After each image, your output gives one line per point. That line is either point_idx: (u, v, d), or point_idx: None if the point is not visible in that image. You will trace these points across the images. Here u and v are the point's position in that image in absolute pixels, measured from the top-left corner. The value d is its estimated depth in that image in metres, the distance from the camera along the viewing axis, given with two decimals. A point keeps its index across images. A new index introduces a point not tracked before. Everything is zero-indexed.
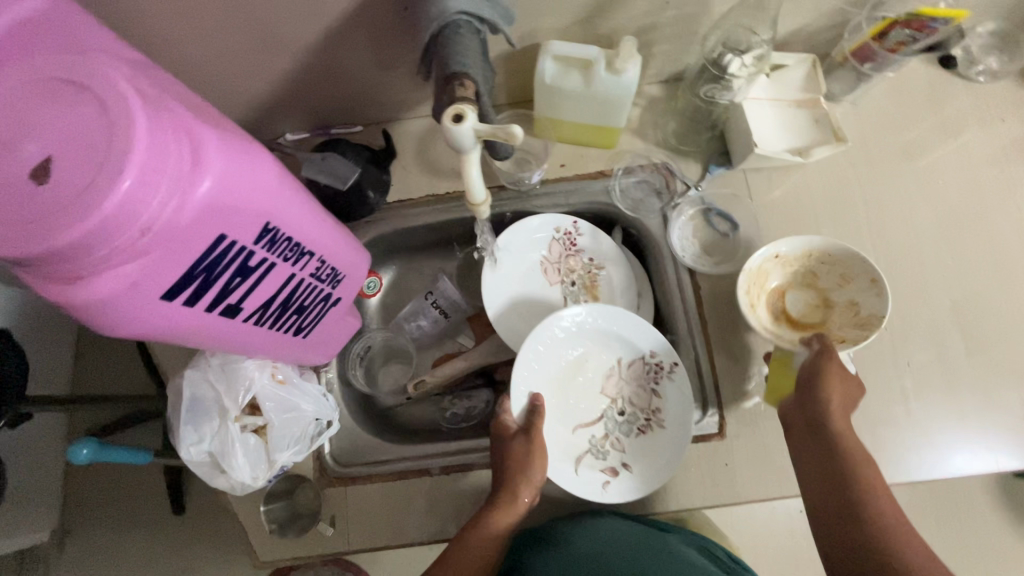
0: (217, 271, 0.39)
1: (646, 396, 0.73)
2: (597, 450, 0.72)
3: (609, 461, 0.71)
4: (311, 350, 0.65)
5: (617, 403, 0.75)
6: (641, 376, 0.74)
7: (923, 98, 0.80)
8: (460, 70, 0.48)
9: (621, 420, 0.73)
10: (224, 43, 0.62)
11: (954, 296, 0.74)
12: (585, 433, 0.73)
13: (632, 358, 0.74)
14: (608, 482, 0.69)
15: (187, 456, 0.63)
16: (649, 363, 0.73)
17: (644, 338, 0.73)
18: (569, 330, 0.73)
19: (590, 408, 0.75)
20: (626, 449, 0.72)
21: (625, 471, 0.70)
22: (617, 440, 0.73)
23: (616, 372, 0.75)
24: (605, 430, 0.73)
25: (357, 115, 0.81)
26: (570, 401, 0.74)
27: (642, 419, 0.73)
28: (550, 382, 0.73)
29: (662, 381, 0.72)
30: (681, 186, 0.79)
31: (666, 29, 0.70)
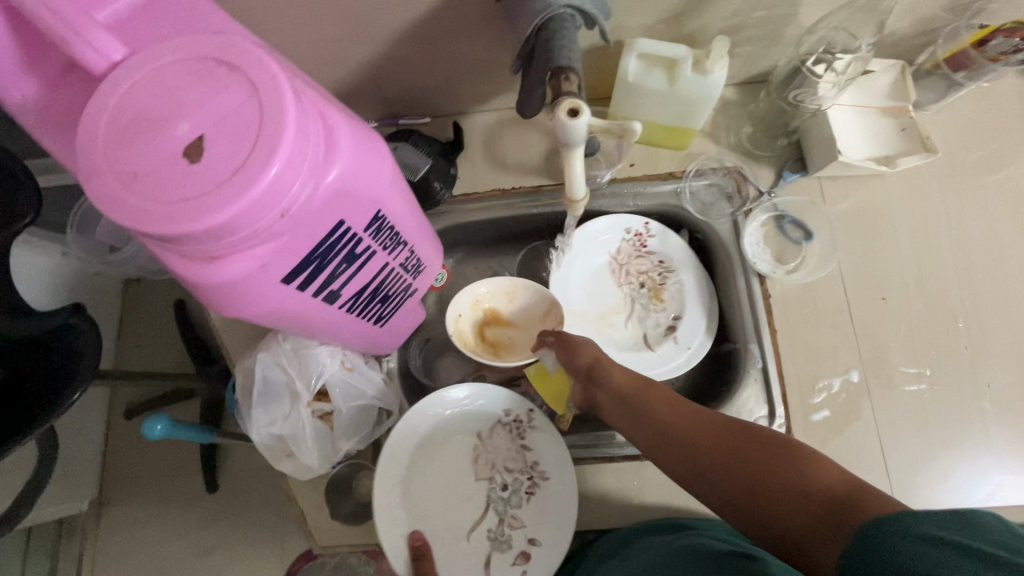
0: (330, 257, 0.39)
1: (519, 456, 0.70)
2: (498, 543, 0.67)
3: (516, 548, 0.66)
4: (383, 340, 0.66)
5: (496, 479, 0.70)
6: (507, 439, 0.71)
7: (1011, 110, 0.77)
8: (565, 64, 0.48)
9: (507, 494, 0.69)
10: (312, 29, 0.62)
11: None
12: (481, 534, 0.67)
13: (490, 426, 0.71)
14: (524, 572, 0.64)
15: (257, 437, 0.64)
16: (508, 424, 0.71)
17: (483, 397, 0.71)
18: (415, 424, 0.69)
19: (472, 506, 0.69)
20: (525, 523, 0.67)
21: (535, 547, 0.65)
22: (512, 518, 0.68)
23: (481, 450, 0.71)
24: (497, 518, 0.68)
25: (427, 106, 0.81)
26: (454, 505, 0.69)
27: (527, 482, 0.69)
28: (420, 487, 0.68)
29: (528, 432, 0.70)
30: (754, 192, 0.77)
31: (752, 31, 0.68)
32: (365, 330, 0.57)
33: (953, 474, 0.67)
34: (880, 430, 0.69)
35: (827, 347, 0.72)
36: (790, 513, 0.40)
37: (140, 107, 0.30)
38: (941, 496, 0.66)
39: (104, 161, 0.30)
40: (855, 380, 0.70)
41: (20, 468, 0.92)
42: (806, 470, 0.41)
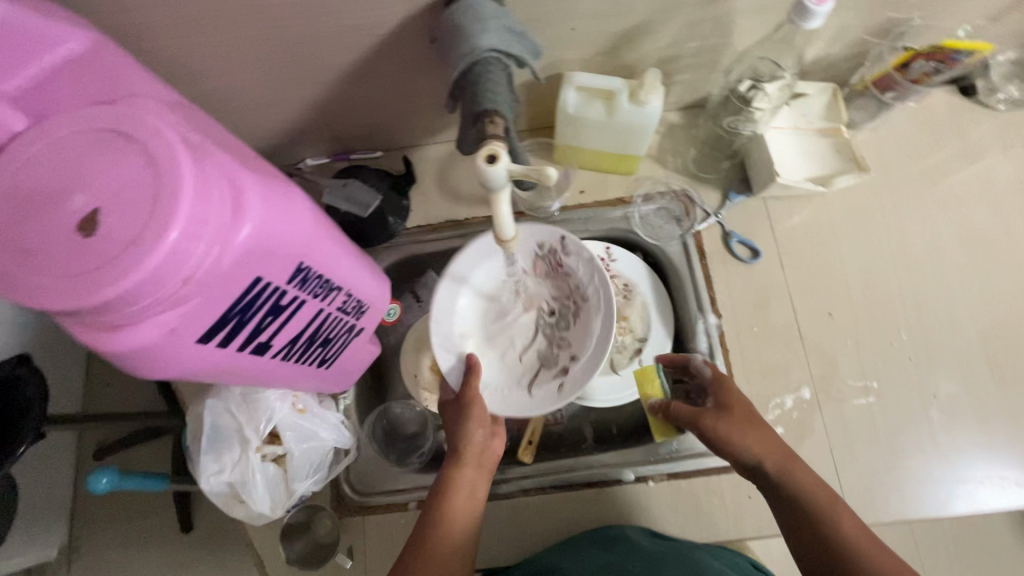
0: (251, 312, 0.39)
1: (561, 282, 0.68)
2: (545, 361, 0.67)
3: (560, 364, 0.66)
4: (333, 380, 0.65)
5: (542, 307, 0.69)
6: (544, 266, 0.68)
7: (943, 124, 0.80)
8: (490, 108, 0.49)
9: (550, 319, 0.69)
10: (252, 73, 0.63)
11: (981, 325, 0.73)
12: (531, 355, 0.68)
13: (531, 261, 0.68)
14: (562, 385, 0.64)
15: (207, 486, 0.62)
16: (545, 254, 0.67)
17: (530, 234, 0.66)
18: (470, 260, 0.69)
19: (521, 330, 0.69)
20: (570, 343, 0.67)
21: (574, 366, 0.65)
22: (558, 339, 0.68)
23: (526, 281, 0.69)
24: (546, 339, 0.68)
25: (378, 141, 0.81)
26: (505, 338, 0.69)
27: (568, 305, 0.68)
28: (473, 324, 0.70)
29: (565, 259, 0.66)
30: (701, 214, 0.79)
31: (688, 60, 0.70)
32: (309, 373, 0.56)
33: (905, 486, 0.68)
34: (833, 445, 0.70)
35: (779, 363, 0.73)
36: None
37: (35, 181, 0.30)
38: (895, 506, 0.68)
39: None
40: (807, 396, 0.72)
41: None
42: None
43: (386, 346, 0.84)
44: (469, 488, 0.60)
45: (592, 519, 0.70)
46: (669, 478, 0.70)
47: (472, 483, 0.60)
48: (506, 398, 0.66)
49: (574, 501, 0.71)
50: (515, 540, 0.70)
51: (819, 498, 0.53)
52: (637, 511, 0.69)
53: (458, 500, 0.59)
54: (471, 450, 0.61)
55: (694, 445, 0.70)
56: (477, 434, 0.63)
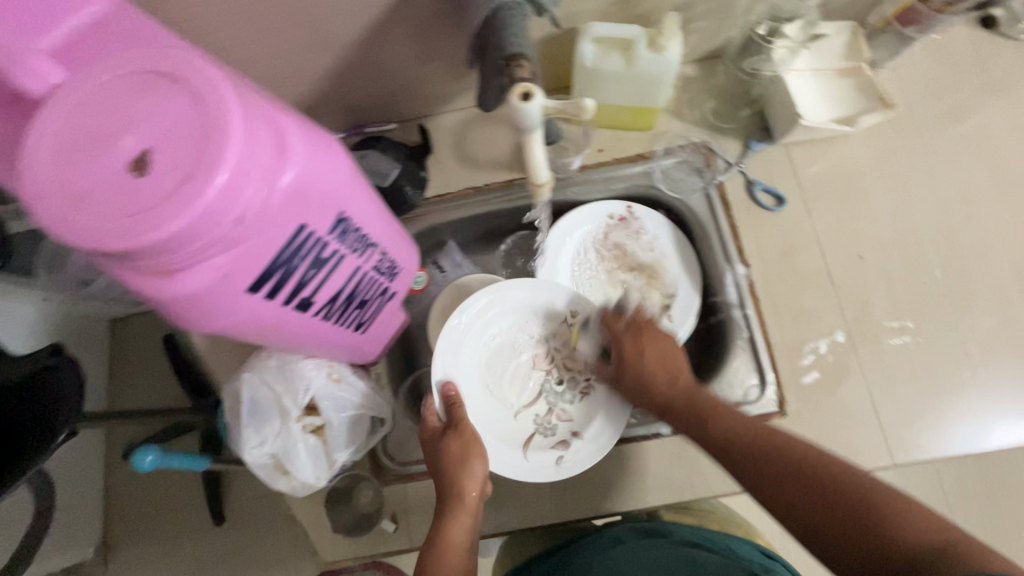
0: (295, 262, 0.39)
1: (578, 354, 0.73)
2: (544, 428, 0.70)
3: (558, 436, 0.69)
4: (365, 347, 0.65)
5: (552, 371, 0.73)
6: (556, 334, 0.73)
7: (966, 60, 0.78)
8: (516, 51, 0.48)
9: (559, 392, 0.72)
10: (267, 45, 0.62)
11: (1016, 259, 0.72)
12: (528, 416, 0.71)
13: (550, 317, 0.73)
14: (561, 457, 0.67)
15: (250, 458, 0.63)
16: (569, 323, 0.72)
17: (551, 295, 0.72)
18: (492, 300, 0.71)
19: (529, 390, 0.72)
20: (571, 419, 0.70)
21: (576, 442, 0.68)
22: (560, 413, 0.71)
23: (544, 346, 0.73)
24: (546, 406, 0.71)
25: (392, 113, 0.81)
26: (510, 393, 0.72)
27: (581, 382, 0.72)
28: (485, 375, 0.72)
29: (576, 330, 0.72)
30: (723, 165, 0.78)
31: (705, 5, 0.69)
32: (346, 337, 0.57)
33: (948, 423, 0.68)
34: (870, 386, 0.69)
35: (810, 309, 0.72)
36: (854, 546, 0.47)
37: (83, 126, 0.30)
38: (937, 443, 0.67)
39: (51, 182, 0.29)
40: (841, 340, 0.71)
41: (17, 521, 0.89)
42: (898, 522, 0.45)
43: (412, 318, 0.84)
44: (464, 540, 0.59)
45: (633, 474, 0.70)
46: None
47: (465, 536, 0.59)
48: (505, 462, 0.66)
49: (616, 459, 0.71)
50: (556, 499, 0.70)
51: (782, 444, 0.55)
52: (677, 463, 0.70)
53: (458, 524, 0.60)
54: (466, 498, 0.60)
55: (731, 394, 0.71)
56: (471, 487, 0.61)
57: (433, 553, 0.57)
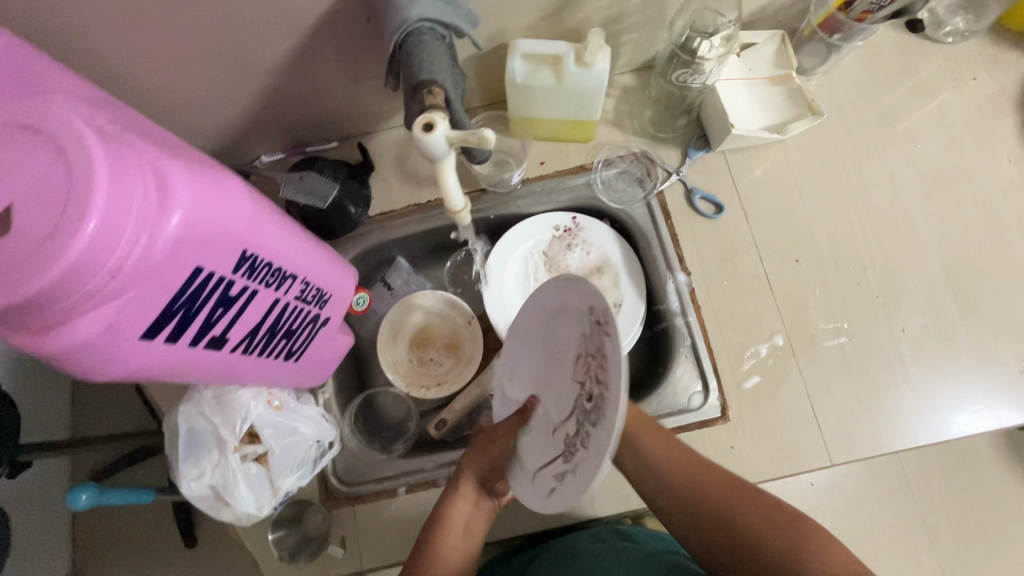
0: (197, 303, 0.39)
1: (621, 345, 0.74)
2: (563, 452, 0.41)
3: (568, 466, 0.40)
4: (304, 373, 0.65)
5: (587, 387, 0.40)
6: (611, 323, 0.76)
7: (893, 63, 0.81)
8: (427, 78, 0.48)
9: None
10: (190, 70, 0.61)
11: (945, 257, 0.74)
12: (558, 440, 0.44)
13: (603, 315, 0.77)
14: (552, 488, 0.41)
15: (188, 492, 0.62)
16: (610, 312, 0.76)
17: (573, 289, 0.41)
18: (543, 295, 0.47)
19: (562, 407, 0.44)
20: None
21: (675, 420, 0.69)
22: None
23: None
24: (575, 428, 0.41)
25: (332, 131, 0.80)
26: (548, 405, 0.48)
27: None
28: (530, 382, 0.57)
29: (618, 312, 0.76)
30: (662, 174, 0.78)
31: (634, 18, 0.69)
32: (278, 367, 0.56)
33: (884, 421, 0.69)
34: (809, 387, 0.71)
35: (750, 314, 0.74)
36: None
37: None
38: (874, 441, 0.69)
39: None
40: (780, 343, 0.72)
41: None
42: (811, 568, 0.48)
43: (362, 337, 0.83)
44: (464, 521, 0.58)
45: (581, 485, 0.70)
46: None
47: (465, 518, 0.58)
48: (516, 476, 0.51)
49: None
50: (506, 516, 0.70)
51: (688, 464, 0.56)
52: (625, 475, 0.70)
53: (460, 509, 0.58)
54: (465, 481, 0.59)
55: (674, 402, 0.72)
56: (473, 470, 0.58)
57: (434, 540, 0.56)
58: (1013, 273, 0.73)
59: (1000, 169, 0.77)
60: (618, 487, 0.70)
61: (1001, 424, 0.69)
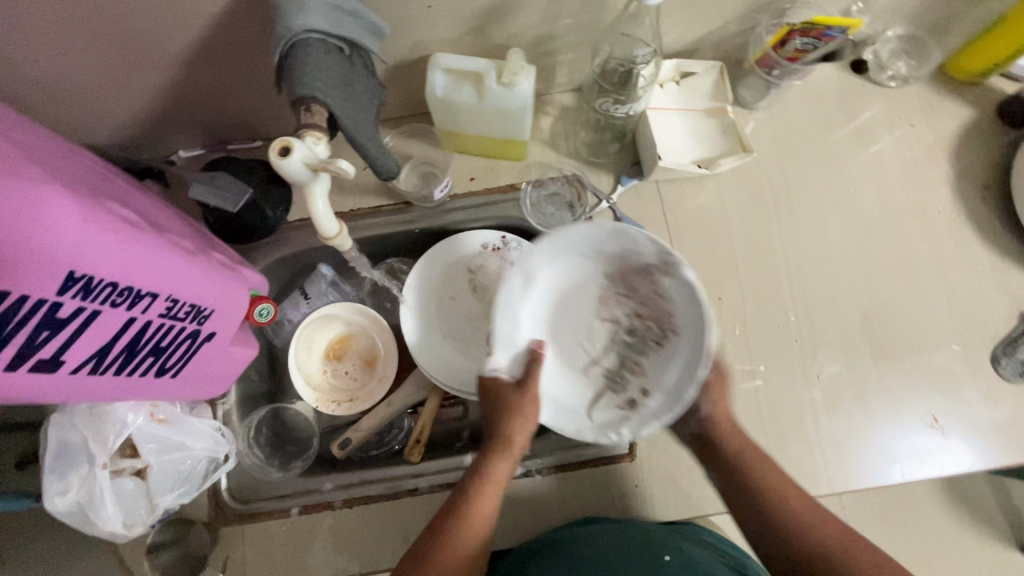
0: (7, 328, 0.36)
1: (648, 299, 0.58)
2: (612, 382, 0.59)
3: (628, 395, 0.58)
4: (192, 387, 0.61)
5: (621, 322, 0.61)
6: (640, 280, 0.58)
7: (836, 103, 0.80)
8: (306, 93, 0.46)
9: (632, 339, 0.60)
10: (85, 58, 0.58)
11: (865, 306, 0.73)
12: (597, 372, 0.61)
13: (623, 268, 0.58)
14: (630, 416, 0.56)
15: (51, 509, 0.57)
16: (644, 265, 0.56)
17: (612, 239, 0.55)
18: (556, 252, 0.56)
19: (595, 339, 0.61)
20: (645, 375, 0.58)
21: (646, 402, 0.56)
22: (636, 365, 0.59)
23: (609, 290, 0.60)
24: (618, 359, 0.60)
25: (255, 130, 0.77)
26: (576, 335, 0.62)
27: (654, 333, 0.59)
28: (553, 336, 0.61)
29: (664, 279, 0.55)
30: (592, 199, 0.76)
31: (566, 38, 0.67)
32: (150, 384, 0.53)
33: (790, 470, 0.68)
34: None
35: None
36: None
37: None
38: None
39: None
40: None
41: None
42: None
43: (275, 346, 0.80)
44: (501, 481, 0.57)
45: None
46: (556, 471, 0.69)
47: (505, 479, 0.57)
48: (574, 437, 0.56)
49: None
50: (398, 545, 0.68)
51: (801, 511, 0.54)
52: (522, 504, 0.69)
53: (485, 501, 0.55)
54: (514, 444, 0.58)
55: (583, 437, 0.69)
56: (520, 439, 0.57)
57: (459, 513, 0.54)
58: (931, 325, 0.72)
59: (928, 220, 0.76)
60: (516, 519, 0.69)
61: (905, 478, 0.68)
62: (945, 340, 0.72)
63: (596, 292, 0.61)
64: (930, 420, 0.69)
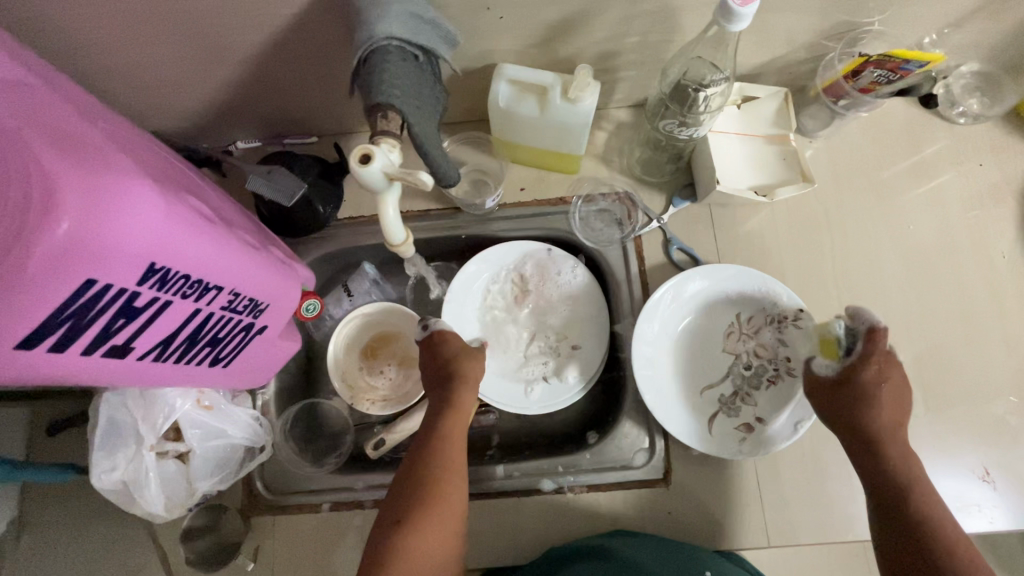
0: (89, 315, 0.36)
1: (773, 345, 0.70)
2: (728, 407, 0.69)
3: (742, 419, 0.68)
4: (239, 377, 0.62)
5: (742, 357, 0.71)
6: (767, 327, 0.70)
7: (900, 136, 0.77)
8: (383, 100, 0.46)
9: (750, 374, 0.70)
10: (162, 49, 0.60)
11: (920, 348, 0.71)
12: (713, 395, 0.70)
13: (753, 312, 0.71)
14: (745, 438, 0.66)
15: (97, 485, 0.59)
16: (772, 314, 0.70)
17: (757, 287, 0.70)
18: (702, 283, 0.71)
19: (714, 368, 0.71)
20: (757, 404, 0.69)
21: (760, 428, 0.67)
22: (748, 395, 0.69)
23: (735, 329, 0.72)
24: (733, 387, 0.70)
25: (311, 126, 0.78)
26: (700, 359, 0.71)
27: (772, 371, 0.69)
28: (677, 355, 0.71)
29: (790, 329, 0.69)
30: (642, 219, 0.76)
31: (631, 56, 0.67)
32: (202, 373, 0.54)
33: (832, 511, 0.66)
34: (759, 465, 0.68)
35: (709, 375, 0.71)
36: None
37: None
38: (814, 530, 0.66)
39: None
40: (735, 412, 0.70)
41: None
42: None
43: (315, 340, 0.81)
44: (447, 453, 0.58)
45: (504, 530, 0.68)
46: (589, 489, 0.68)
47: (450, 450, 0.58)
48: (692, 439, 0.66)
49: (492, 509, 0.68)
50: None
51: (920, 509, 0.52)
52: (554, 520, 0.68)
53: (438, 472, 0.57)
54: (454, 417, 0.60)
55: (617, 456, 0.69)
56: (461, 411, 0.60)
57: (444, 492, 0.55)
58: (989, 374, 0.70)
59: (992, 264, 0.73)
60: (545, 536, 0.68)
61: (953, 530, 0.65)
62: (1002, 391, 0.69)
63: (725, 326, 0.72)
64: (982, 472, 0.67)
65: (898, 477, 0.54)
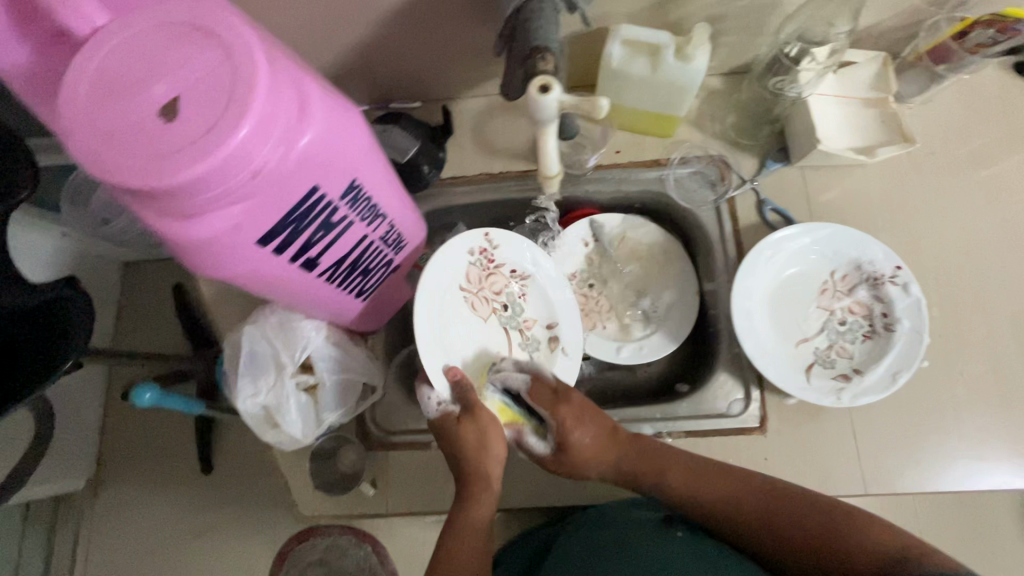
0: (304, 222, 0.41)
1: (869, 302, 0.72)
2: (823, 359, 0.71)
3: (838, 370, 0.70)
4: (365, 313, 0.67)
5: (835, 313, 0.73)
6: (862, 284, 0.72)
7: (993, 104, 0.78)
8: (541, 44, 0.50)
9: (844, 329, 0.72)
10: (303, 10, 0.64)
11: (1013, 310, 0.72)
12: (808, 347, 0.72)
13: (846, 269, 0.73)
14: (844, 388, 0.68)
15: (242, 407, 0.65)
16: (865, 272, 0.72)
17: (853, 246, 0.72)
18: (797, 242, 0.73)
19: (808, 323, 0.73)
20: (852, 357, 0.71)
21: (857, 379, 0.69)
22: (843, 349, 0.72)
23: (829, 285, 0.74)
24: (827, 341, 0.72)
25: (417, 91, 0.82)
26: (795, 314, 0.73)
27: (867, 326, 0.72)
28: (775, 311, 0.73)
29: (886, 287, 0.71)
30: (736, 181, 0.78)
31: (736, 20, 0.69)
32: (348, 302, 0.59)
33: (925, 463, 0.68)
34: (854, 418, 0.70)
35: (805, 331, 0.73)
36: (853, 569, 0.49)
37: (120, 71, 0.33)
38: (908, 480, 0.68)
39: (87, 122, 0.33)
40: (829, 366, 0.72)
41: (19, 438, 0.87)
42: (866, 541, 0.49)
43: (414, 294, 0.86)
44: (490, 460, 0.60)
45: None
46: (687, 435, 0.71)
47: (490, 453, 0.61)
48: (794, 390, 0.68)
49: None
50: (528, 489, 0.71)
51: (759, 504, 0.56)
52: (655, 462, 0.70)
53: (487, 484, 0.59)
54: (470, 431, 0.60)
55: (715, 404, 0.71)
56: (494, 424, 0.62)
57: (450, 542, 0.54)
58: None
59: None
60: None
61: None
62: None
63: (818, 284, 0.74)
64: None
65: (722, 500, 0.58)
